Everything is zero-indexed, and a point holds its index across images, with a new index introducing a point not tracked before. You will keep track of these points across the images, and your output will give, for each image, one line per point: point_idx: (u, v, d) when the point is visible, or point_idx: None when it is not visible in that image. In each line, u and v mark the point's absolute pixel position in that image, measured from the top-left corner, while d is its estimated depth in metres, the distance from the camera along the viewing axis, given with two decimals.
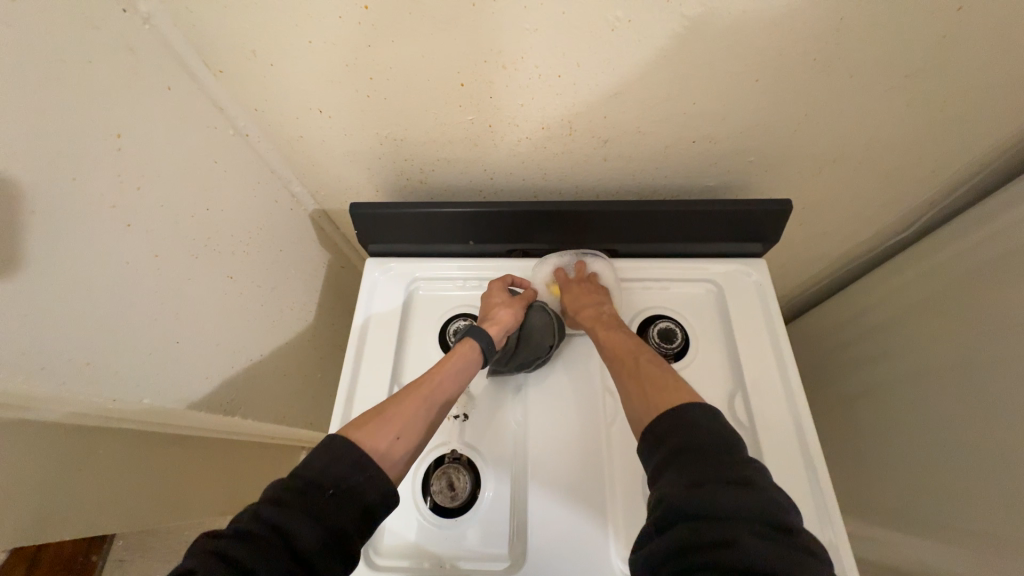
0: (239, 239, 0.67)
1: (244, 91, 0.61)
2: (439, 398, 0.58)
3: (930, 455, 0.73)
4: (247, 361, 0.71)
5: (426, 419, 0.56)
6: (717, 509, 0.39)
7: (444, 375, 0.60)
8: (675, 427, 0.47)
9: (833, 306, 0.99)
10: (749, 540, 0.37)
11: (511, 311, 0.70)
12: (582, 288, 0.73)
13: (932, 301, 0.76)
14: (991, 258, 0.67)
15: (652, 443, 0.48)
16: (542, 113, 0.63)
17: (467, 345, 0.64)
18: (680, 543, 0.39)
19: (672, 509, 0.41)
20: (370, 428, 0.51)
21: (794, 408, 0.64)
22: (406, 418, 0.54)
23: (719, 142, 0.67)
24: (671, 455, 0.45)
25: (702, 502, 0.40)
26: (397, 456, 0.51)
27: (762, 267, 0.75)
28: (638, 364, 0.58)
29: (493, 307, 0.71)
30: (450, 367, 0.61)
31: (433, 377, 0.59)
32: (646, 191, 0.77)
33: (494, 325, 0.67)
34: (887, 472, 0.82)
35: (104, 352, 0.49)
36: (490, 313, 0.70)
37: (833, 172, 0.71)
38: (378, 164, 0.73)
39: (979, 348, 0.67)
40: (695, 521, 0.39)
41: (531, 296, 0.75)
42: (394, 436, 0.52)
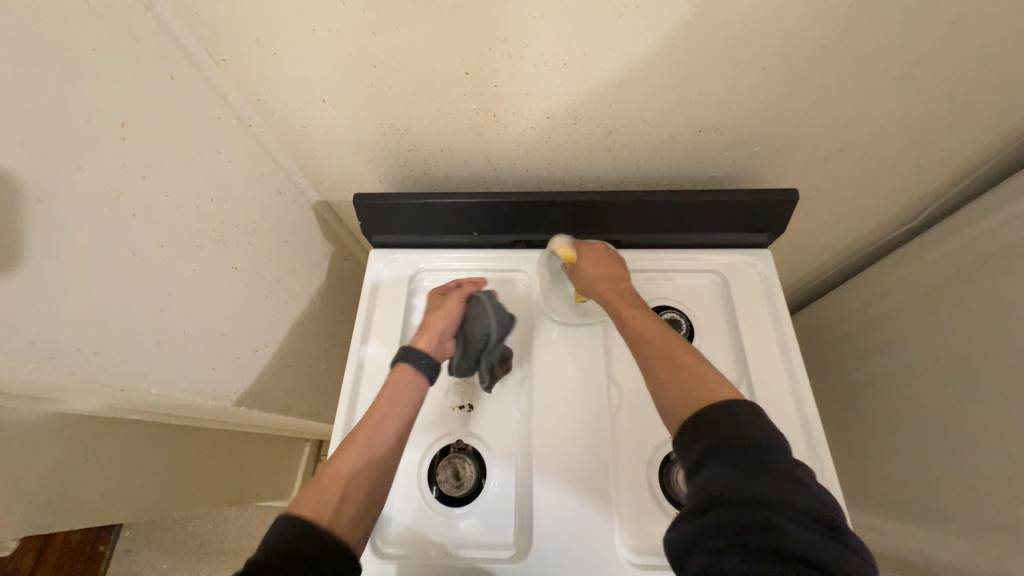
0: (243, 230, 0.66)
1: (246, 81, 0.61)
2: (380, 441, 0.54)
3: (936, 446, 0.73)
4: (254, 352, 0.71)
5: (377, 465, 0.53)
6: (766, 503, 0.38)
7: (379, 415, 0.55)
8: (718, 423, 0.43)
9: (837, 298, 0.99)
10: (794, 532, 0.37)
11: (441, 317, 0.66)
12: (599, 261, 0.67)
13: (938, 293, 0.76)
14: (998, 248, 0.67)
15: (690, 432, 0.45)
16: (547, 102, 0.63)
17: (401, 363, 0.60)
18: (720, 528, 0.38)
19: (716, 496, 0.39)
20: (312, 496, 0.48)
21: (798, 399, 0.65)
22: (350, 471, 0.51)
23: (726, 132, 0.67)
24: (713, 446, 0.43)
25: (751, 495, 0.38)
26: (347, 514, 0.49)
27: (767, 257, 0.74)
28: (671, 350, 0.53)
29: (427, 315, 0.67)
30: (382, 405, 0.56)
31: (369, 422, 0.55)
32: (650, 182, 0.76)
33: (425, 336, 0.63)
34: (892, 464, 0.82)
35: (114, 342, 0.50)
36: (426, 323, 0.66)
37: (841, 162, 0.71)
38: (382, 154, 0.72)
39: (986, 340, 0.67)
40: (739, 508, 0.38)
41: (471, 290, 0.71)
42: (339, 496, 0.49)
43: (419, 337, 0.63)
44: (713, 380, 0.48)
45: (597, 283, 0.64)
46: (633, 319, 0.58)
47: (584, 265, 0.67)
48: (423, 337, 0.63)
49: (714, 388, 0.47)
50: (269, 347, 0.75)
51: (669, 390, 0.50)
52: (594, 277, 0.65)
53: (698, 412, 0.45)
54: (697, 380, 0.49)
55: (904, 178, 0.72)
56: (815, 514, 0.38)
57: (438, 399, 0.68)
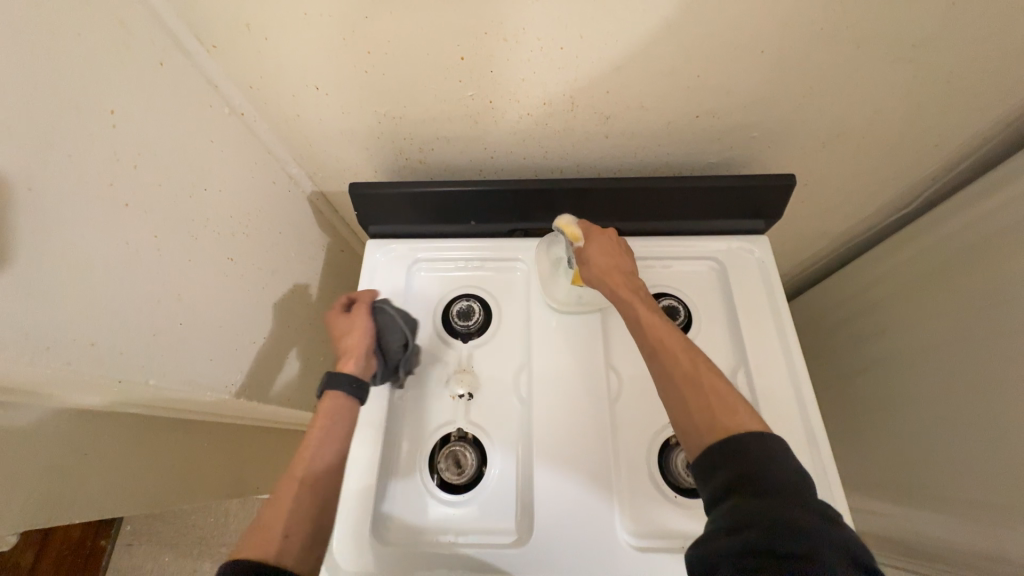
0: (238, 221, 0.66)
1: (237, 68, 0.60)
2: (318, 474, 0.56)
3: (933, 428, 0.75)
4: (252, 344, 0.71)
5: (315, 496, 0.55)
6: (794, 533, 0.38)
7: (312, 450, 0.57)
8: (749, 453, 0.43)
9: (832, 284, 1.00)
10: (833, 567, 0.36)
11: (356, 335, 0.65)
12: (605, 247, 0.63)
13: (934, 277, 0.76)
14: (992, 231, 0.68)
15: (718, 458, 0.44)
16: (543, 88, 0.62)
17: (329, 393, 0.61)
18: (751, 550, 0.38)
19: (749, 520, 0.39)
20: (254, 542, 0.50)
21: (795, 383, 0.65)
22: (290, 509, 0.53)
23: (724, 117, 0.66)
24: (744, 477, 0.42)
25: (777, 523, 0.38)
26: (292, 549, 0.50)
27: (765, 243, 0.74)
28: (692, 367, 0.51)
29: (337, 338, 0.66)
30: (313, 441, 0.57)
31: (303, 459, 0.56)
32: (648, 168, 0.76)
33: (347, 359, 0.63)
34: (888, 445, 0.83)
35: (111, 333, 0.49)
36: (340, 346, 0.65)
37: (838, 147, 0.71)
38: (377, 143, 0.71)
39: (981, 323, 0.68)
40: (772, 535, 0.38)
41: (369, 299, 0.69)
42: (283, 534, 0.51)
43: (340, 363, 0.63)
44: (735, 401, 0.48)
45: (604, 274, 0.61)
46: (645, 318, 0.56)
47: (589, 251, 0.63)
48: (346, 360, 0.63)
49: (737, 411, 0.47)
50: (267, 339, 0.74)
51: (688, 406, 0.49)
52: (600, 266, 0.62)
53: (724, 438, 0.45)
54: (719, 399, 0.48)
55: (901, 162, 0.72)
56: (855, 553, 0.37)
57: (438, 388, 0.69)
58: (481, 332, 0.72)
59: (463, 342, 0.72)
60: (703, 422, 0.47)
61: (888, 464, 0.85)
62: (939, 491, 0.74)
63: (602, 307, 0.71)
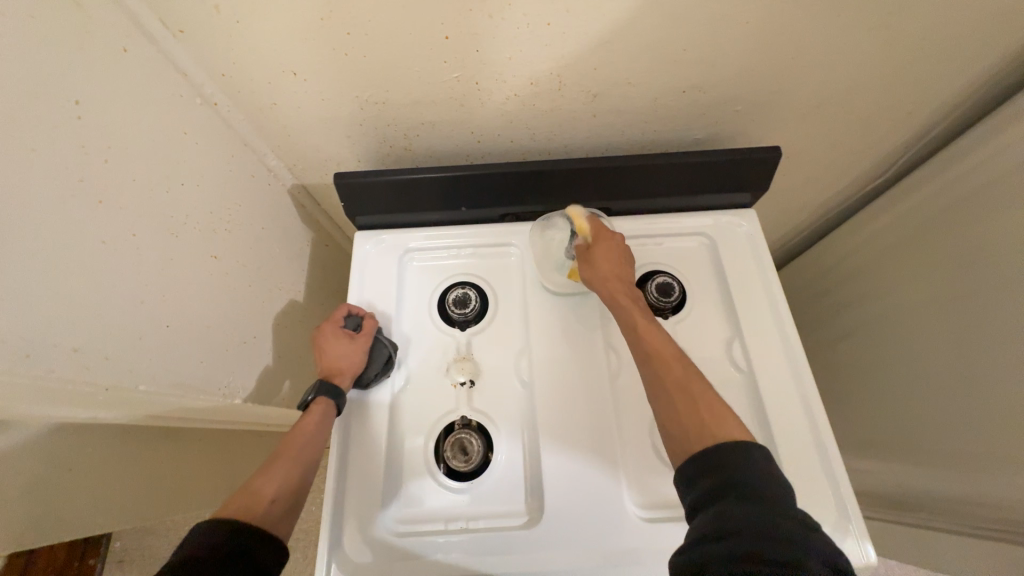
0: (218, 216, 0.63)
1: (208, 55, 0.57)
2: (308, 456, 0.58)
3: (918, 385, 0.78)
4: (242, 344, 0.68)
5: (303, 473, 0.57)
6: (777, 534, 0.38)
7: (308, 434, 0.59)
8: (738, 461, 0.44)
9: (813, 255, 1.02)
10: (817, 572, 0.36)
11: (345, 360, 0.64)
12: (608, 250, 0.65)
13: (911, 242, 0.79)
14: (963, 195, 0.70)
15: (706, 463, 0.45)
16: (530, 67, 0.61)
17: (321, 406, 0.61)
18: (739, 553, 0.37)
19: (739, 526, 0.39)
20: (242, 499, 0.51)
21: (788, 351, 0.67)
22: (280, 477, 0.55)
23: (710, 91, 0.66)
24: (731, 484, 0.43)
25: (763, 526, 0.39)
26: (277, 514, 0.52)
27: (752, 216, 0.76)
28: (686, 378, 0.53)
29: (333, 355, 0.64)
30: (309, 427, 0.60)
31: (297, 441, 0.58)
32: (635, 147, 0.76)
33: (342, 382, 0.63)
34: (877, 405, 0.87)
35: (96, 338, 0.46)
36: (332, 364, 0.64)
37: (819, 118, 0.72)
38: (360, 131, 0.69)
39: (959, 282, 0.71)
40: (760, 540, 0.38)
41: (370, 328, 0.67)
42: (270, 497, 0.52)
43: (333, 383, 0.63)
44: (724, 411, 0.49)
45: (608, 278, 0.63)
46: (643, 326, 0.58)
47: (595, 253, 0.65)
48: (339, 383, 0.63)
49: (725, 420, 0.48)
50: (258, 338, 0.72)
51: (678, 413, 0.50)
52: (604, 269, 0.64)
53: (712, 444, 0.46)
54: (708, 409, 0.49)
55: (879, 130, 0.74)
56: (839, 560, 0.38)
57: (439, 377, 0.68)
58: (479, 319, 0.72)
59: (461, 330, 0.71)
60: (692, 428, 0.49)
61: (876, 423, 0.88)
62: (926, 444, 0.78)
63: None
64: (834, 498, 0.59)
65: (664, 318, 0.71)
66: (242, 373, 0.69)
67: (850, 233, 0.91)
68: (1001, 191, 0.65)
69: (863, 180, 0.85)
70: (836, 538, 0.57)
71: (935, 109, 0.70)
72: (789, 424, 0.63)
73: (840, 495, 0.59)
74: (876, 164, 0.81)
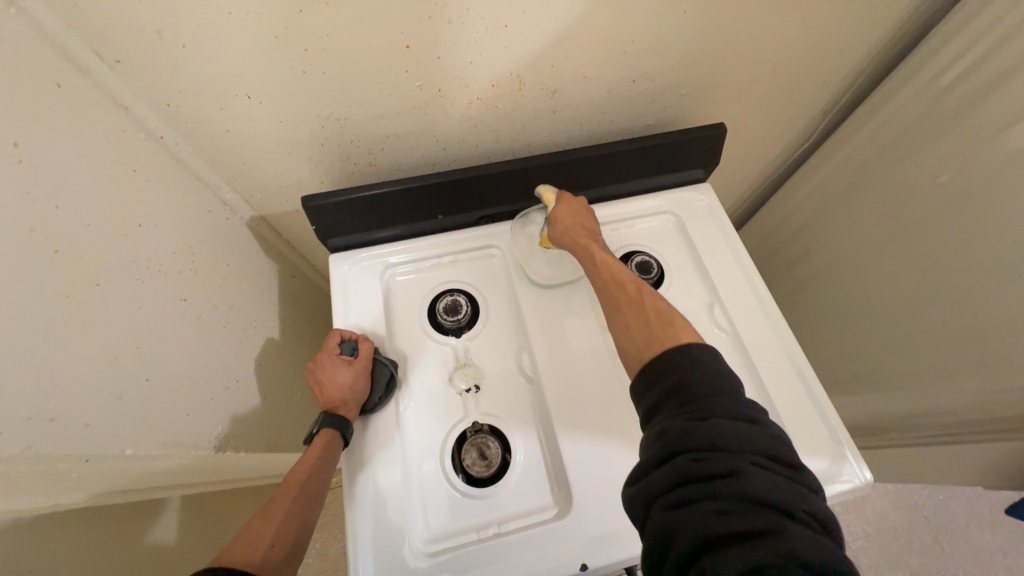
0: (180, 256, 0.58)
1: (151, 85, 0.53)
2: (309, 493, 0.55)
3: (875, 320, 0.87)
4: (227, 391, 0.63)
5: (304, 514, 0.54)
6: (718, 443, 0.39)
7: (308, 471, 0.56)
8: (683, 364, 0.45)
9: (759, 222, 1.12)
10: (752, 471, 0.38)
11: (348, 385, 0.61)
12: (571, 207, 0.68)
13: (840, 196, 0.89)
14: (877, 149, 0.81)
15: (654, 373, 0.47)
16: (490, 70, 0.62)
17: (325, 439, 0.58)
18: (682, 471, 0.39)
19: (677, 441, 0.40)
20: (240, 546, 0.49)
21: (763, 307, 0.73)
22: (279, 521, 0.52)
23: (658, 78, 0.71)
24: (677, 387, 0.44)
25: (705, 437, 0.40)
26: (276, 561, 0.49)
27: (709, 189, 0.82)
28: (641, 297, 0.56)
29: (334, 386, 0.61)
30: (310, 463, 0.57)
31: (297, 478, 0.56)
32: (594, 138, 0.80)
33: (347, 412, 0.61)
34: (844, 345, 0.95)
35: (69, 405, 0.41)
36: (334, 394, 0.61)
37: (750, 95, 0.79)
38: (323, 151, 0.67)
39: (891, 223, 0.81)
40: (700, 453, 0.39)
41: (367, 350, 0.64)
42: (269, 543, 0.50)
43: (337, 415, 0.60)
44: (674, 316, 0.52)
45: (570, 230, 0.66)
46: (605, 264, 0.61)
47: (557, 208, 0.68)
48: (344, 414, 0.60)
49: (673, 324, 0.51)
50: (241, 383, 0.67)
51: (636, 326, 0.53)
52: (567, 222, 0.67)
53: (660, 350, 0.49)
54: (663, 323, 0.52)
55: (801, 100, 0.83)
56: (771, 453, 0.40)
57: (442, 388, 0.67)
58: (472, 324, 0.71)
59: (457, 337, 0.70)
60: (647, 333, 0.51)
61: (839, 362, 0.97)
62: (887, 370, 0.87)
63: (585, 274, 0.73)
64: (828, 432, 0.65)
65: None
66: (231, 422, 0.63)
67: (786, 196, 1.01)
68: (909, 140, 0.75)
69: (793, 147, 0.95)
70: (837, 467, 0.62)
71: (843, 77, 0.80)
72: (777, 370, 0.69)
73: (832, 423, 0.65)
74: (802, 131, 0.91)
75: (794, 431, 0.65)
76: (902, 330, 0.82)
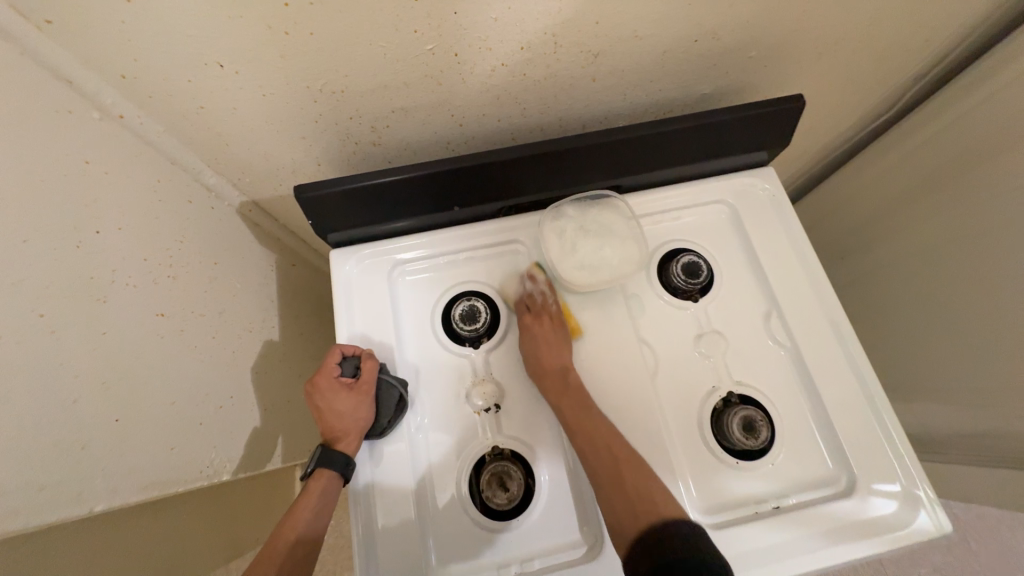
0: (155, 263, 0.51)
1: (98, 53, 0.43)
2: (304, 544, 0.52)
3: (940, 331, 0.77)
4: (221, 409, 0.57)
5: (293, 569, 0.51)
6: None
7: (306, 517, 0.53)
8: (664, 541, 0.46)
9: (812, 202, 0.98)
10: None
11: (349, 412, 0.55)
12: (544, 334, 0.60)
13: (921, 181, 0.75)
14: (978, 132, 0.66)
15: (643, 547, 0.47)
16: (520, 28, 0.50)
17: (323, 478, 0.55)
18: None
19: None
20: None
21: (832, 320, 0.62)
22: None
23: (725, 36, 0.57)
24: (661, 568, 0.44)
25: None
26: None
27: (773, 175, 0.69)
28: (618, 466, 0.52)
29: (335, 413, 0.56)
30: (308, 506, 0.54)
31: (294, 525, 0.53)
32: (637, 112, 0.67)
33: (348, 445, 0.55)
34: (896, 352, 0.85)
35: (12, 471, 0.35)
36: (334, 421, 0.56)
37: (831, 58, 0.65)
38: (318, 130, 0.56)
39: (975, 223, 0.69)
40: None
41: (370, 374, 0.56)
42: None
43: (336, 449, 0.55)
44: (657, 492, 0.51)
45: (543, 372, 0.58)
46: (586, 424, 0.54)
47: (525, 342, 0.60)
48: (345, 447, 0.55)
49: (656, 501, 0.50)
50: (238, 397, 0.61)
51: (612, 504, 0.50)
52: (538, 360, 0.59)
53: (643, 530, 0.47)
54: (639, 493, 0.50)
55: (892, 63, 0.68)
56: None
57: (457, 406, 0.59)
58: (491, 333, 0.63)
59: (474, 348, 0.62)
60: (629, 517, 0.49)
61: (888, 368, 0.88)
62: (945, 387, 0.77)
63: (619, 292, 0.64)
64: (899, 469, 0.57)
65: (693, 301, 0.64)
66: (229, 438, 0.58)
67: (851, 177, 0.87)
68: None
69: (871, 117, 0.80)
70: (908, 513, 0.55)
71: (953, 34, 0.64)
72: (842, 396, 0.60)
73: (906, 459, 0.56)
74: (884, 100, 0.76)
75: (860, 468, 0.57)
76: (971, 348, 0.72)
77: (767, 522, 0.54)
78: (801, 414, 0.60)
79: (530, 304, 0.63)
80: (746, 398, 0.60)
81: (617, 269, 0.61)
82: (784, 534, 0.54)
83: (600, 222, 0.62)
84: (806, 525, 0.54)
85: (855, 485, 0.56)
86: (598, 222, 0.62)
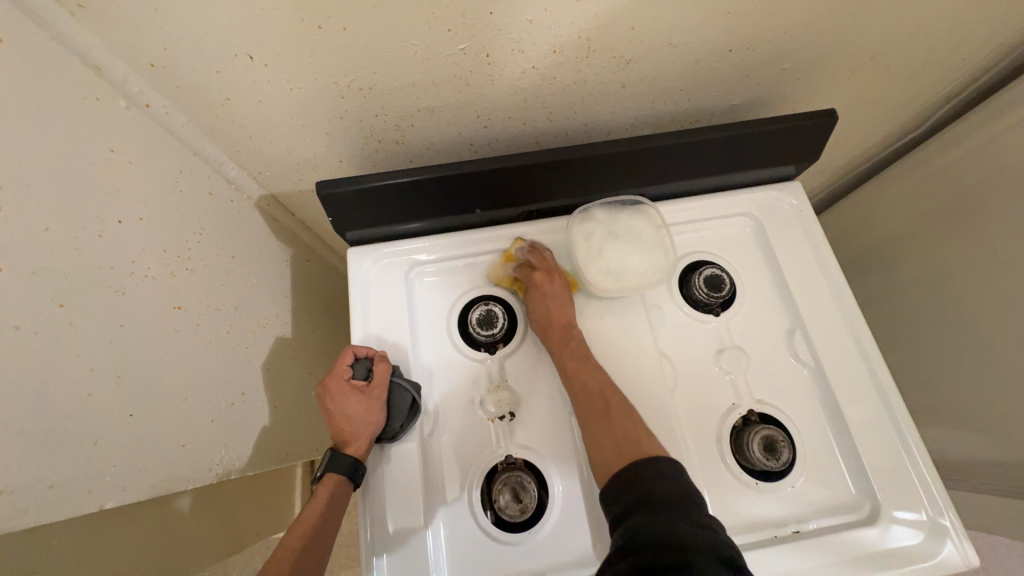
0: (174, 256, 0.50)
1: (128, 40, 0.43)
2: (312, 550, 0.51)
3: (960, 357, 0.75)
4: (232, 405, 0.56)
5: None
6: (664, 531, 0.40)
7: (315, 522, 0.52)
8: (647, 485, 0.45)
9: (833, 218, 0.97)
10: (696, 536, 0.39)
11: (359, 416, 0.54)
12: (551, 291, 0.60)
13: (948, 202, 0.74)
14: (1008, 156, 0.65)
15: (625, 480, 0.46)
16: (555, 30, 0.49)
17: (332, 483, 0.54)
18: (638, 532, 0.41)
19: (643, 535, 0.40)
20: None
21: (857, 341, 0.61)
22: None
23: (761, 48, 0.56)
24: (643, 501, 0.44)
25: (657, 529, 0.40)
26: None
27: (800, 190, 0.67)
28: (608, 406, 0.53)
29: (345, 417, 0.55)
30: (317, 510, 0.53)
31: (303, 531, 0.52)
32: (665, 120, 0.66)
33: (356, 449, 0.54)
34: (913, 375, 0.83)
35: (24, 466, 0.34)
36: (343, 425, 0.55)
37: (865, 72, 0.64)
38: (342, 127, 0.56)
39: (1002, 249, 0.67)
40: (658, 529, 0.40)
41: (382, 377, 0.55)
42: None
43: (345, 453, 0.54)
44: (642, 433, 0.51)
45: (549, 326, 0.59)
46: (586, 375, 0.55)
47: (532, 301, 0.60)
48: (354, 451, 0.54)
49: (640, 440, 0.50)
50: (249, 394, 0.60)
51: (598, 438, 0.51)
52: (546, 316, 0.59)
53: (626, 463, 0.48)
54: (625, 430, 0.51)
55: (926, 81, 0.67)
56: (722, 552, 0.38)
57: (471, 412, 0.58)
58: (508, 339, 0.62)
59: (489, 354, 0.61)
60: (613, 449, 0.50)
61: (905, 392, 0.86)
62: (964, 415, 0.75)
63: (638, 303, 0.63)
64: (925, 499, 0.55)
65: (714, 315, 0.63)
66: (240, 436, 0.57)
67: (875, 194, 0.86)
68: None
69: (899, 134, 0.79)
70: (932, 544, 0.53)
71: (991, 54, 0.63)
72: (865, 420, 0.58)
73: (932, 488, 0.55)
74: (916, 117, 0.75)
75: (884, 495, 0.55)
76: (991, 376, 0.70)
77: (787, 547, 0.53)
78: (823, 437, 0.58)
79: (535, 261, 0.62)
80: (767, 418, 0.59)
81: (643, 278, 0.60)
82: (805, 561, 0.52)
83: (627, 228, 0.60)
84: (827, 552, 0.53)
85: (878, 512, 0.55)
86: (624, 228, 0.60)
